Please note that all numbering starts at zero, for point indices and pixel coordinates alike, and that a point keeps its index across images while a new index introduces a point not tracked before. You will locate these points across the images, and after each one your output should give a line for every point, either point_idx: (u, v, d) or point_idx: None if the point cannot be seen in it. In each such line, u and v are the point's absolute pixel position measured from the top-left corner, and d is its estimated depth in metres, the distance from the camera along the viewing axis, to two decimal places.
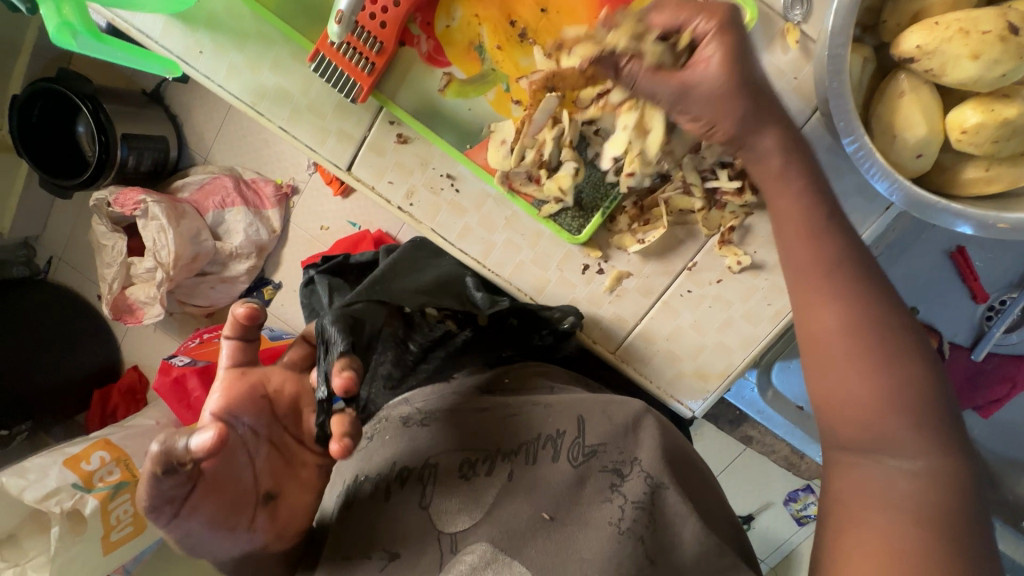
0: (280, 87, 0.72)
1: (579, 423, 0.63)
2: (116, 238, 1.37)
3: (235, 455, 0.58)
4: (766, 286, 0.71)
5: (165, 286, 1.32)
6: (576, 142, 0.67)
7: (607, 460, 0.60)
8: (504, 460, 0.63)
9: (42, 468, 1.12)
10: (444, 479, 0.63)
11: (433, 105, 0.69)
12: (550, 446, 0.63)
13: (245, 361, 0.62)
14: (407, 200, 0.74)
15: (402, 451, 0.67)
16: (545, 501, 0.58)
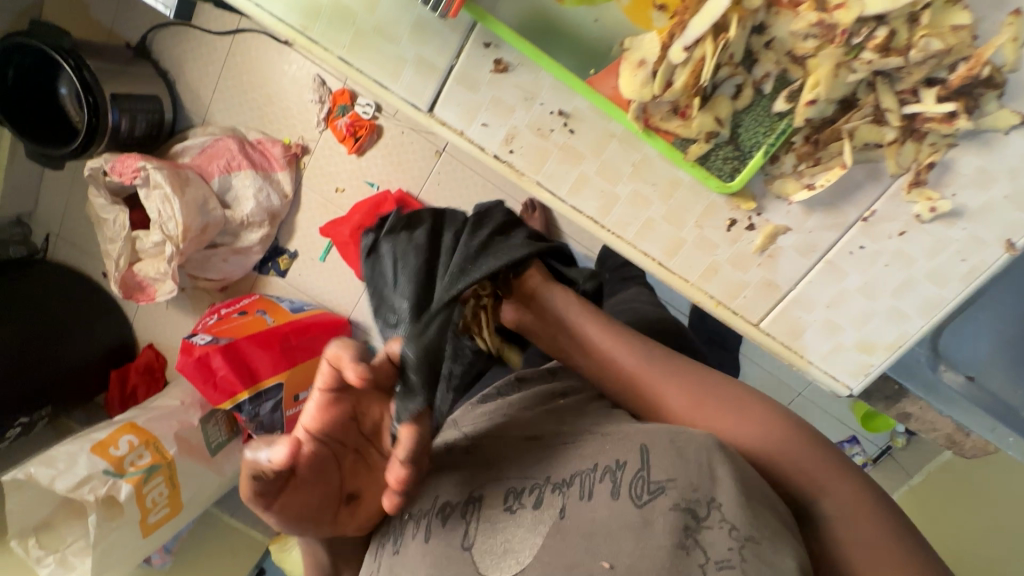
0: (338, 3, 0.56)
1: (643, 454, 0.43)
2: (117, 211, 1.21)
3: (328, 462, 0.47)
4: (962, 238, 0.57)
5: (176, 263, 1.16)
6: (741, 60, 0.51)
7: (682, 496, 0.40)
8: (554, 490, 0.46)
9: (71, 455, 1.01)
10: (486, 513, 0.48)
11: (546, 18, 0.53)
12: (608, 481, 0.44)
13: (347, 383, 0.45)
14: (505, 147, 0.59)
15: (435, 481, 0.52)
16: (603, 542, 0.40)
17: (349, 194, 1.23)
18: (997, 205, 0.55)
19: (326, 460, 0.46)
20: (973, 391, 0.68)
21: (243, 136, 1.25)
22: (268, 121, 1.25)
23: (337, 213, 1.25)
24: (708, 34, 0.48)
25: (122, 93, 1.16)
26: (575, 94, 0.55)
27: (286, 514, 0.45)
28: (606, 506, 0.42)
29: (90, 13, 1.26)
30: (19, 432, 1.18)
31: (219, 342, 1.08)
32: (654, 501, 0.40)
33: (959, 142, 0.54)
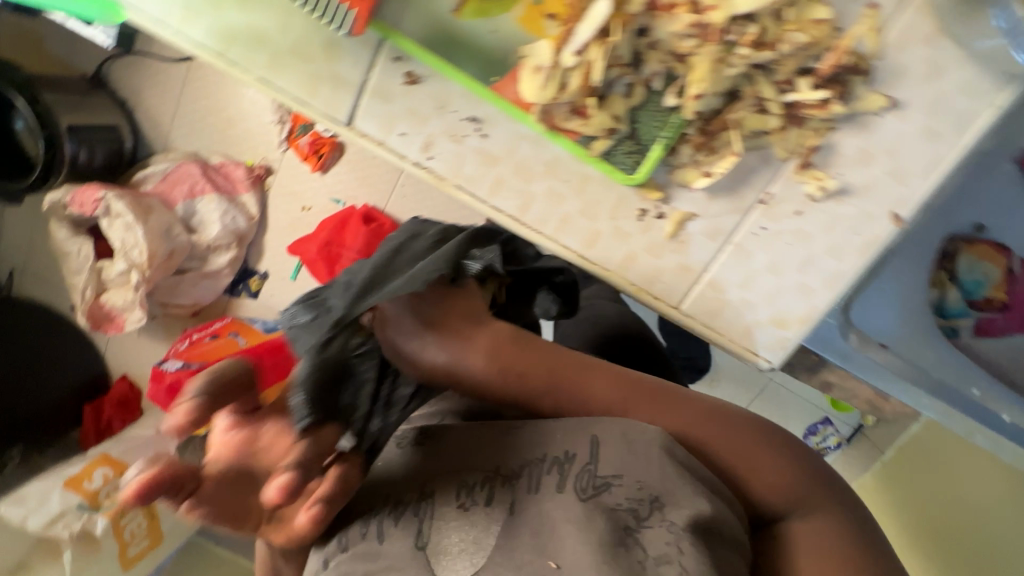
0: (252, 27, 0.59)
1: (595, 446, 0.42)
2: (80, 243, 1.21)
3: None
4: (853, 214, 0.61)
5: (143, 291, 1.16)
6: (629, 61, 0.55)
7: (625, 497, 0.40)
8: (504, 484, 0.44)
9: (42, 493, 1.02)
10: (440, 511, 0.45)
11: (448, 31, 0.56)
12: (556, 472, 0.43)
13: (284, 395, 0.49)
14: (424, 153, 0.62)
15: (386, 477, 0.49)
16: (548, 540, 0.40)
17: (316, 212, 1.24)
18: (879, 181, 0.60)
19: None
20: (887, 358, 0.72)
21: (205, 160, 1.26)
22: (229, 142, 1.26)
23: (305, 232, 1.27)
24: (594, 38, 0.53)
25: (79, 124, 1.16)
26: (483, 101, 0.59)
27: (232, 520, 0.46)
28: (554, 502, 0.41)
29: (42, 46, 1.27)
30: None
31: (191, 367, 1.10)
32: (598, 496, 0.40)
33: (838, 124, 0.58)
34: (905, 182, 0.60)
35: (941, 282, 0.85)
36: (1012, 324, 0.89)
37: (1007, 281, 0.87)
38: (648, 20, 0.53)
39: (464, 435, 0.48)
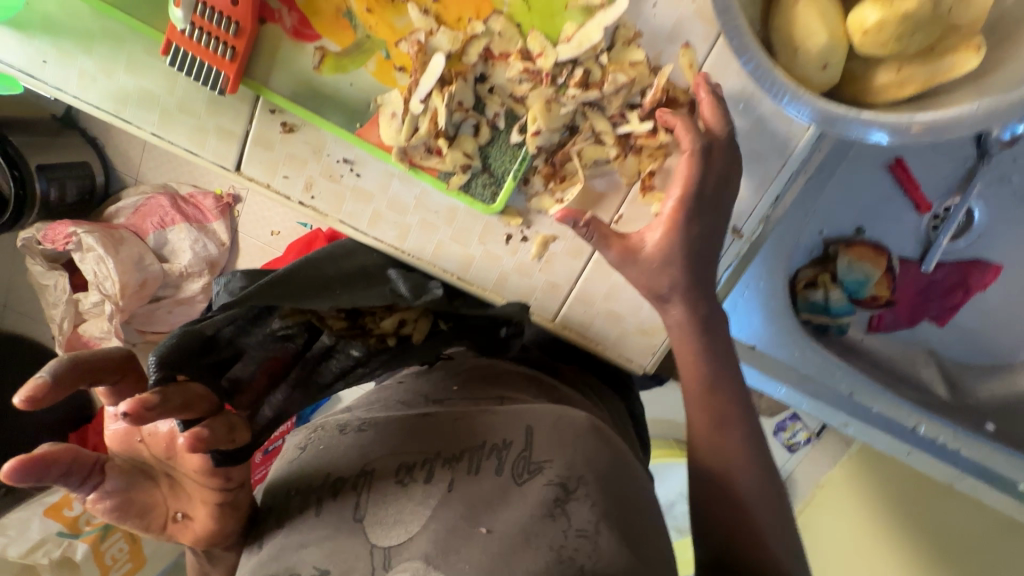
0: (143, 90, 0.65)
1: (526, 433, 0.55)
2: (56, 276, 1.27)
3: (137, 468, 0.57)
4: None
5: (117, 319, 1.24)
6: (473, 105, 0.62)
7: (553, 474, 0.51)
8: (444, 465, 0.55)
9: (23, 522, 1.10)
10: (378, 485, 0.56)
11: (311, 86, 0.63)
12: (495, 457, 0.55)
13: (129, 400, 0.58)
14: (307, 193, 0.69)
15: (336, 459, 0.60)
16: (477, 512, 0.50)
17: (284, 236, 1.31)
18: None
19: (133, 473, 0.56)
20: (755, 356, 0.78)
21: (176, 191, 1.32)
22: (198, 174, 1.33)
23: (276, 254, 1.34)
24: (435, 87, 0.59)
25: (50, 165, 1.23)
26: (351, 145, 0.65)
27: (105, 504, 0.54)
28: (490, 479, 0.53)
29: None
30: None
31: None
32: (531, 477, 0.52)
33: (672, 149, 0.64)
34: (740, 199, 0.66)
35: (824, 282, 0.91)
36: (898, 320, 0.96)
37: (889, 278, 0.92)
38: (484, 69, 0.60)
39: (412, 433, 0.59)
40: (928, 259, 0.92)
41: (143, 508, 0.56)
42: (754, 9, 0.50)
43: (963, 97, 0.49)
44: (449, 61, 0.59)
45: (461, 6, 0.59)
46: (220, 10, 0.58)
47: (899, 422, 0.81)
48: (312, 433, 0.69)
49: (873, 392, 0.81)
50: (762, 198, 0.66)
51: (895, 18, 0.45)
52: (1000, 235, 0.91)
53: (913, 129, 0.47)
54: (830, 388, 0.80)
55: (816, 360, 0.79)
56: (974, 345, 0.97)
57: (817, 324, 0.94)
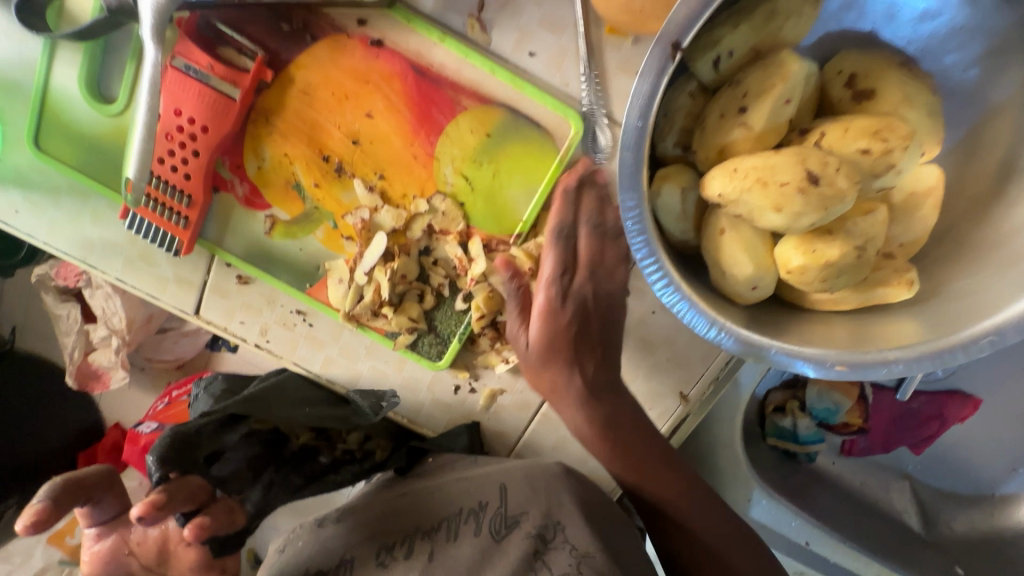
0: (106, 239, 0.68)
1: (500, 494, 0.63)
2: (68, 305, 1.03)
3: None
4: (644, 392, 0.67)
5: (124, 353, 1.02)
6: (418, 274, 0.63)
7: (529, 526, 0.61)
8: (423, 537, 0.63)
9: (26, 550, 1.05)
10: (362, 568, 0.61)
11: (262, 248, 0.64)
12: (473, 520, 0.63)
13: (111, 516, 0.70)
14: (262, 337, 0.70)
15: (316, 550, 0.63)
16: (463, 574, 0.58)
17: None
18: (663, 364, 0.66)
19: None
20: None
21: None
22: None
23: None
24: (379, 262, 0.60)
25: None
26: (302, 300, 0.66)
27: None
28: (471, 542, 0.61)
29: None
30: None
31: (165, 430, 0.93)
32: (509, 533, 0.61)
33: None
34: (688, 365, 0.66)
35: (792, 410, 0.90)
36: (872, 446, 0.94)
37: (860, 407, 0.90)
38: (426, 242, 0.61)
39: (388, 506, 0.66)
40: (903, 387, 0.89)
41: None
42: (681, 224, 0.49)
43: (905, 334, 0.45)
44: (392, 237, 0.60)
45: (405, 182, 0.59)
46: (175, 184, 0.60)
47: (857, 573, 0.80)
48: (291, 534, 0.69)
49: (834, 543, 0.79)
50: (709, 366, 0.65)
51: (817, 265, 0.44)
52: (978, 367, 0.88)
53: (835, 366, 0.45)
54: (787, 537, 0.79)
55: (771, 510, 0.77)
56: (951, 473, 0.94)
57: (786, 449, 0.92)
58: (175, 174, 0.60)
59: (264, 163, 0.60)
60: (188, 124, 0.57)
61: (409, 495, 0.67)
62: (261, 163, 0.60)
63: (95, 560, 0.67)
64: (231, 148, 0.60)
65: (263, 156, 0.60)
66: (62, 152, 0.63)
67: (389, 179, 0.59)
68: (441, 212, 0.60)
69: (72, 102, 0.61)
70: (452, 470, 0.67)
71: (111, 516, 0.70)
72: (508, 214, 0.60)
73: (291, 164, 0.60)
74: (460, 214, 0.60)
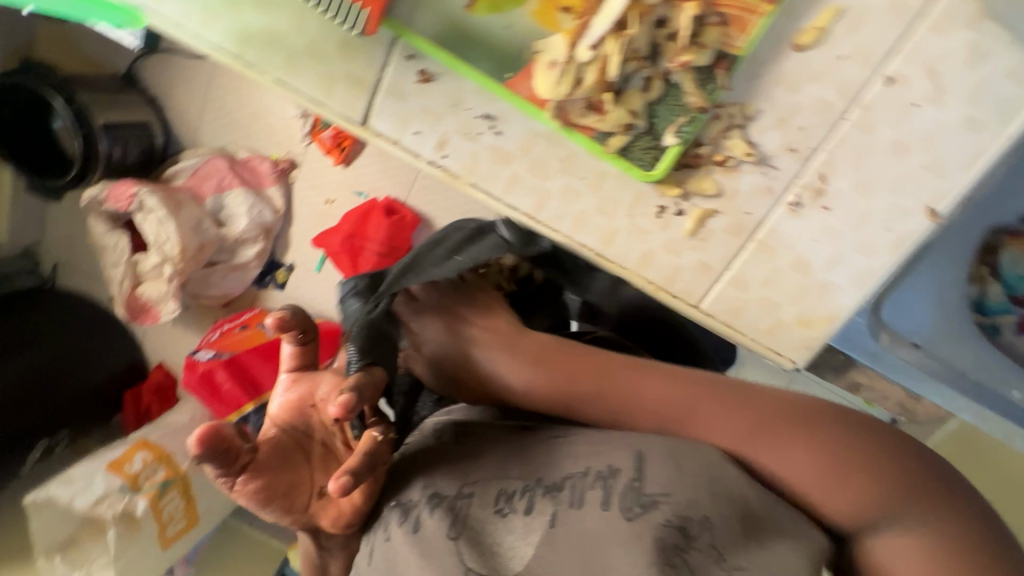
0: (267, 28, 0.59)
1: (638, 461, 0.47)
2: (117, 236, 1.18)
3: (293, 450, 0.53)
4: (886, 209, 0.59)
5: (176, 282, 1.14)
6: (646, 54, 0.53)
7: (671, 513, 0.44)
8: (545, 498, 0.49)
9: (87, 475, 1.10)
10: (477, 511, 0.50)
11: (462, 28, 0.55)
12: (600, 488, 0.47)
13: (310, 362, 0.57)
14: (439, 151, 0.62)
15: (428, 469, 0.55)
16: (590, 553, 0.44)
17: (340, 205, 1.18)
18: (915, 174, 0.57)
19: (289, 449, 0.52)
20: (918, 358, 0.69)
21: (232, 154, 1.22)
22: (256, 137, 1.22)
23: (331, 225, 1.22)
24: (610, 31, 0.51)
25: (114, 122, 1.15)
26: (497, 97, 0.58)
27: (251, 494, 0.49)
28: (597, 517, 0.45)
29: (80, 51, 1.22)
30: (41, 455, 1.23)
31: (221, 357, 1.14)
32: (645, 514, 0.44)
33: (855, 113, 0.56)
34: (943, 176, 0.57)
35: (983, 277, 0.81)
36: None
37: None
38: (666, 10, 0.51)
39: (506, 442, 0.55)
40: None
41: (285, 493, 0.51)
42: None
43: None
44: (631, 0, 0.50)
45: None
46: None
47: None
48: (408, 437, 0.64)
49: None
50: (970, 176, 0.56)
51: None
52: None
53: None
54: (994, 393, 0.72)
55: None
56: None
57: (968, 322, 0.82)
58: None
59: None
60: None
61: (531, 436, 0.55)
62: None
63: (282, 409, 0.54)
64: None
65: None
66: None
67: None
68: None
69: None
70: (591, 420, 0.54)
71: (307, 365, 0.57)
72: None
73: None
74: None
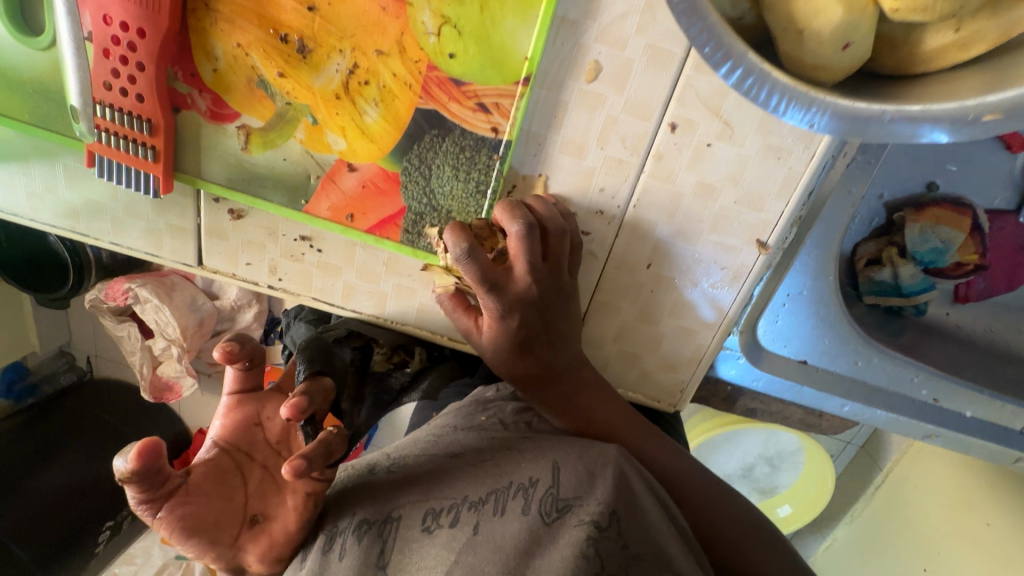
0: (89, 200, 0.62)
1: (554, 472, 0.48)
2: (127, 326, 1.13)
3: (230, 470, 0.56)
4: (713, 250, 0.56)
5: (186, 360, 1.13)
6: (415, 172, 0.54)
7: (585, 513, 0.44)
8: (471, 510, 0.48)
9: None
10: (404, 533, 0.49)
11: (245, 168, 0.56)
12: (521, 497, 0.47)
13: (251, 387, 0.63)
14: (273, 276, 0.64)
15: (361, 499, 0.54)
16: (511, 555, 0.42)
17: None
18: (731, 211, 0.54)
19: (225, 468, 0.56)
20: (810, 374, 0.66)
21: None
22: None
23: None
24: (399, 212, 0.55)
25: None
26: (303, 222, 0.59)
27: (176, 521, 0.50)
28: (517, 521, 0.45)
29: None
30: (111, 533, 1.24)
31: None
32: (561, 517, 0.44)
33: (649, 165, 0.53)
34: (762, 207, 0.54)
35: (890, 259, 0.76)
36: (993, 286, 0.77)
37: (975, 239, 0.74)
38: (433, 107, 0.51)
39: (439, 466, 0.53)
40: None
41: (214, 514, 0.52)
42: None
43: None
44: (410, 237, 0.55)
45: (380, 39, 0.49)
46: (128, 109, 0.52)
47: (999, 424, 0.67)
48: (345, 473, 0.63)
49: (968, 394, 0.65)
50: (788, 202, 0.53)
51: None
52: None
53: (982, 120, 0.33)
54: (904, 396, 0.66)
55: (884, 367, 0.65)
56: None
57: (888, 307, 0.79)
58: (123, 99, 0.51)
59: (219, 63, 0.51)
60: (121, 31, 0.48)
61: (460, 459, 0.54)
62: (215, 65, 0.52)
63: (224, 430, 0.59)
64: (178, 55, 0.51)
65: (216, 55, 0.51)
66: (12, 108, 0.56)
67: (361, 43, 0.49)
68: (420, 61, 0.49)
69: (1, 40, 0.53)
70: (515, 444, 0.55)
71: (250, 389, 0.63)
72: (508, 58, 0.48)
73: (249, 56, 0.51)
74: (477, 110, 0.51)
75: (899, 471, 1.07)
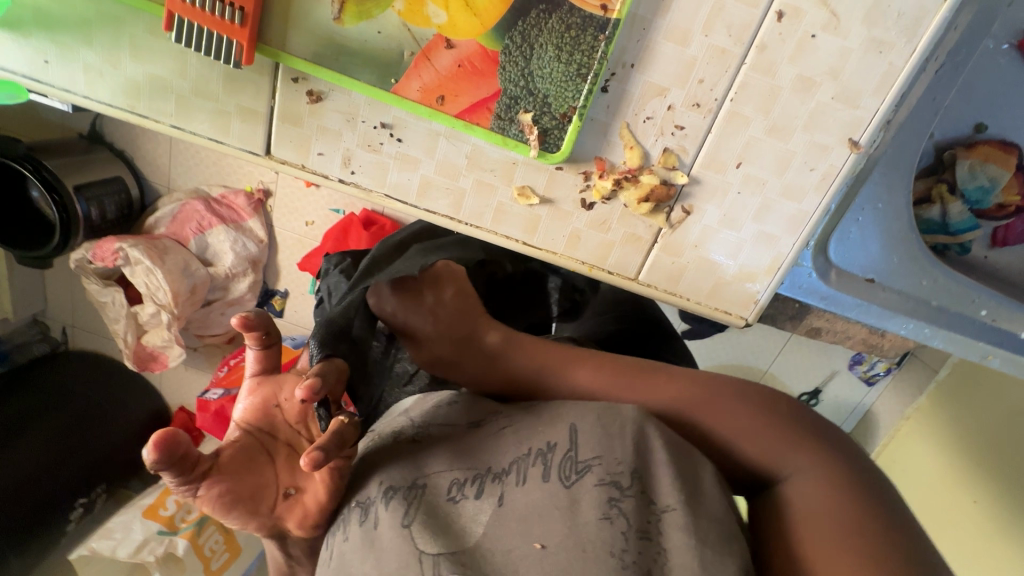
0: (154, 77, 0.59)
1: (572, 432, 0.38)
2: (112, 291, 1.07)
3: (257, 453, 0.44)
4: (805, 148, 0.56)
5: (176, 328, 1.07)
6: (512, 51, 0.53)
7: (603, 474, 0.36)
8: (494, 479, 0.39)
9: (125, 524, 1.13)
10: (433, 501, 0.40)
11: (335, 41, 0.54)
12: (538, 465, 0.38)
13: (272, 367, 0.48)
14: (346, 168, 0.61)
15: (387, 466, 0.43)
16: (535, 522, 0.35)
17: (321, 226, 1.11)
18: (827, 107, 0.54)
19: (252, 449, 0.44)
20: (876, 291, 0.67)
21: (207, 194, 1.11)
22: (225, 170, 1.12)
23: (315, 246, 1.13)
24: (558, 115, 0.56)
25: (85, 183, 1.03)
26: (388, 105, 0.57)
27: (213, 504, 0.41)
28: (536, 490, 0.36)
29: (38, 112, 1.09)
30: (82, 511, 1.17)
31: (232, 392, 1.09)
32: (580, 481, 0.36)
33: (751, 56, 0.53)
34: (858, 104, 0.54)
35: (941, 196, 0.76)
36: None
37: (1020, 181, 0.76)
38: None
39: (460, 437, 0.43)
40: None
41: (250, 495, 0.42)
42: None
43: None
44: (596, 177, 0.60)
45: None
46: None
47: None
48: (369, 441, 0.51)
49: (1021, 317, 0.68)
50: (885, 99, 0.54)
51: None
52: None
53: None
54: (965, 316, 0.69)
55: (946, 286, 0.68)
56: None
57: (934, 246, 0.80)
58: None
59: None
60: None
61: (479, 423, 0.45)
62: None
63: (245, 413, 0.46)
64: None
65: None
66: None
67: None
68: None
69: None
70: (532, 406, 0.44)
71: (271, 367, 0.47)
72: None
73: None
74: None
75: (889, 453, 1.10)
